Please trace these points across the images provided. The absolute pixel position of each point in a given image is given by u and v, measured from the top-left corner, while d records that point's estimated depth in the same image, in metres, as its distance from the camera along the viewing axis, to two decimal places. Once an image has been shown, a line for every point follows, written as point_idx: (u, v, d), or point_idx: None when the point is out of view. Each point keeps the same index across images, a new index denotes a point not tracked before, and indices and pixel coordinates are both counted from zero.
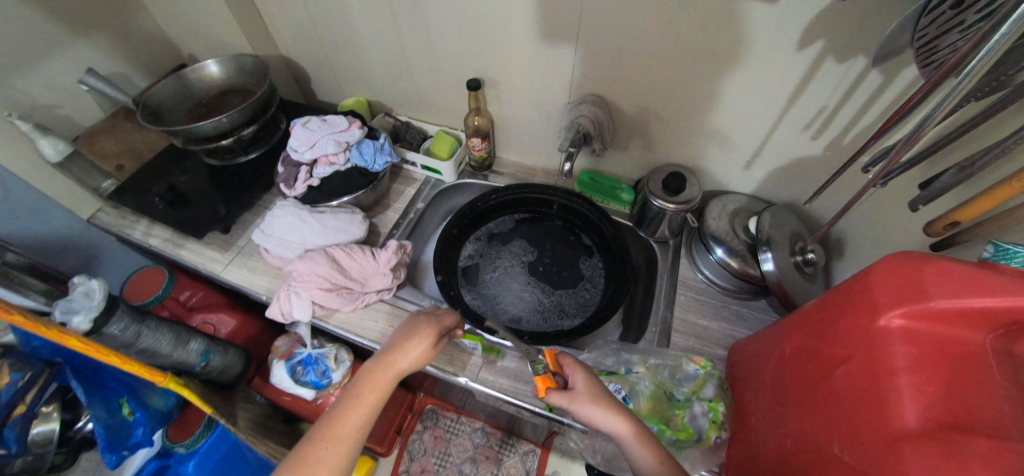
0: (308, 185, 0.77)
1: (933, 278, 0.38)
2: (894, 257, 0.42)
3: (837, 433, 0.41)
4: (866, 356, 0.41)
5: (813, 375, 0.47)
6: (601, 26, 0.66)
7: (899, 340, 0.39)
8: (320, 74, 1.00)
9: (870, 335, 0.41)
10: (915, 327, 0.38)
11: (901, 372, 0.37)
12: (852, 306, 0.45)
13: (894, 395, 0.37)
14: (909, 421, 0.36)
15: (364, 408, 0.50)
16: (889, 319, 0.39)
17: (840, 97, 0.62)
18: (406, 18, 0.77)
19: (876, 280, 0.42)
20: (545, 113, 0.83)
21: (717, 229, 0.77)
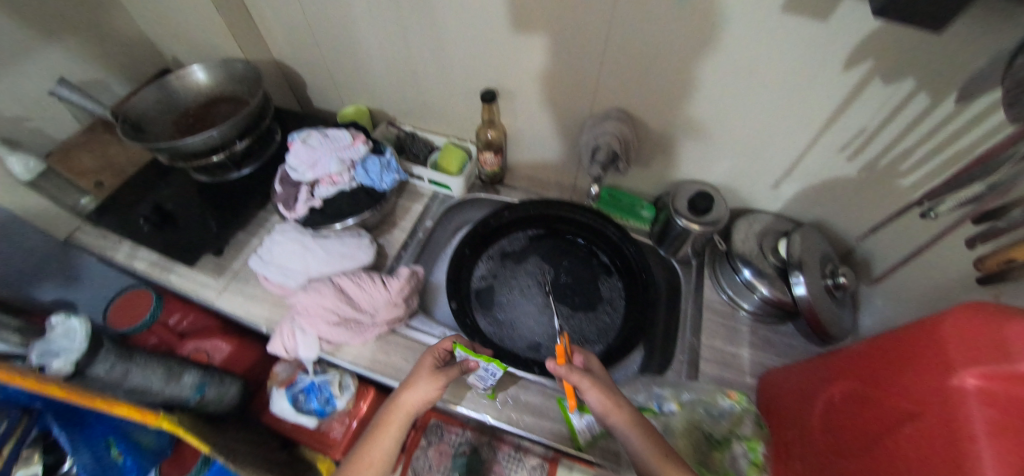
0: (309, 206, 0.71)
1: (1015, 336, 0.34)
2: (977, 307, 0.40)
3: None
4: (940, 415, 0.37)
5: (877, 428, 0.44)
6: (627, 41, 0.62)
7: (975, 401, 0.34)
8: (317, 81, 0.93)
9: (945, 393, 0.37)
10: (993, 388, 0.34)
11: (980, 438, 0.33)
12: (921, 359, 0.42)
13: (970, 462, 0.32)
14: None
15: (383, 446, 0.51)
16: (964, 379, 0.36)
17: (882, 120, 0.58)
18: (415, 27, 0.72)
19: (949, 336, 0.40)
20: (562, 127, 0.78)
21: (745, 250, 0.74)
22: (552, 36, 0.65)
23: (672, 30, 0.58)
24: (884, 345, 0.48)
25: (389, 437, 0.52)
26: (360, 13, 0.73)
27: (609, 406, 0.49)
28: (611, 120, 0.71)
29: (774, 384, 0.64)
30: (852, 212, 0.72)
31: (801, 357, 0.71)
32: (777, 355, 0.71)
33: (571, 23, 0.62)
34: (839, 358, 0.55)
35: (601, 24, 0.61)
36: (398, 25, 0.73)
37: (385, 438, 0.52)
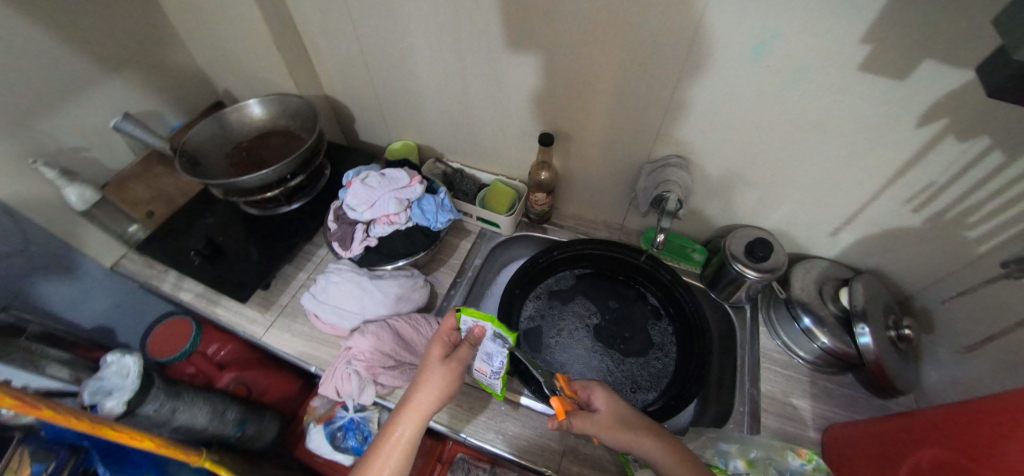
0: (364, 246, 0.71)
1: None
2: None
3: None
4: None
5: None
6: (689, 90, 0.63)
7: None
8: (367, 116, 0.95)
9: None
10: None
11: None
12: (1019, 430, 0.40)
13: None
14: None
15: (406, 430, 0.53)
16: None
17: (953, 174, 0.58)
18: (474, 71, 0.74)
19: None
20: (613, 168, 0.79)
21: (805, 298, 0.72)
22: (612, 84, 0.66)
23: (737, 83, 0.59)
24: (973, 409, 0.47)
25: (413, 425, 0.53)
26: (421, 56, 0.75)
27: (629, 443, 0.52)
28: (669, 166, 0.72)
29: (846, 441, 0.62)
30: (913, 262, 0.71)
31: (865, 411, 0.68)
32: (840, 408, 0.69)
33: (636, 73, 0.64)
34: (920, 418, 0.54)
35: (663, 76, 0.63)
36: (458, 69, 0.75)
37: (408, 426, 0.53)
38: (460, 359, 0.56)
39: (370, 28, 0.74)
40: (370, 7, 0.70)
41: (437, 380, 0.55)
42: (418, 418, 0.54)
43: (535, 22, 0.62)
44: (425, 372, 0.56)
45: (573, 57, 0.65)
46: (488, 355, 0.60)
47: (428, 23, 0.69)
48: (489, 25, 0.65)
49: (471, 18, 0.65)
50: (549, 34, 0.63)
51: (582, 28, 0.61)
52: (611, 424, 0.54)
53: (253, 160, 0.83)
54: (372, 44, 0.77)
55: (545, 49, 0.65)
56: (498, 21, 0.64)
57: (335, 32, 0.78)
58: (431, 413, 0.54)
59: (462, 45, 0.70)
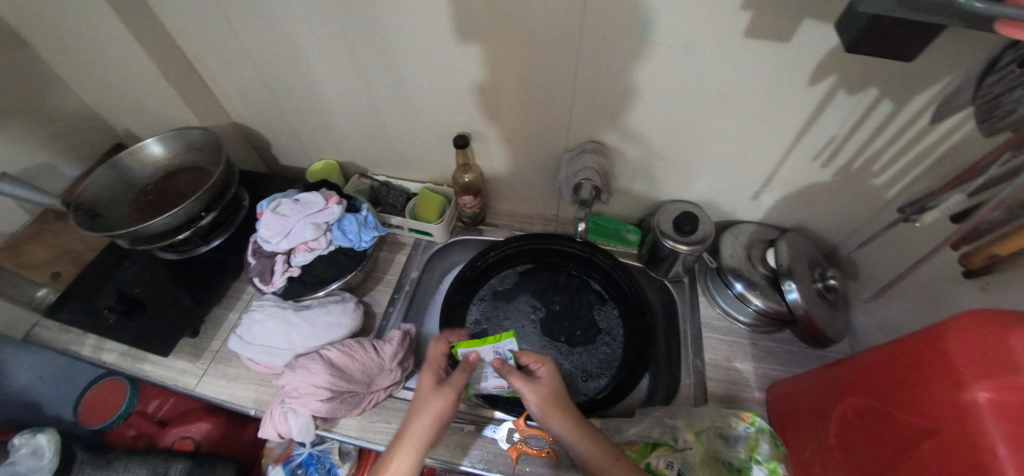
0: (286, 277, 0.68)
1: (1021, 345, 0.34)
2: (968, 314, 0.40)
3: None
4: (957, 432, 0.36)
5: (895, 442, 0.43)
6: (596, 76, 0.62)
7: (992, 417, 0.34)
8: (283, 139, 0.91)
9: (956, 408, 0.37)
10: (1006, 400, 0.34)
11: (1005, 457, 0.32)
12: (928, 371, 0.42)
13: None
14: None
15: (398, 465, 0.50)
16: (975, 391, 0.36)
17: (851, 127, 0.59)
18: (379, 80, 0.71)
19: (951, 346, 0.40)
20: (538, 161, 0.78)
21: (735, 264, 0.73)
22: (519, 78, 0.65)
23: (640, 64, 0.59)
24: (888, 353, 0.48)
25: (408, 456, 0.51)
26: (321, 71, 0.72)
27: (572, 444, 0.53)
28: (590, 152, 0.72)
29: (784, 397, 0.64)
30: (831, 213, 0.73)
31: (804, 364, 0.71)
32: (780, 365, 0.71)
33: (540, 64, 0.62)
34: (844, 368, 0.54)
35: (565, 64, 0.61)
36: (362, 80, 0.71)
37: (403, 459, 0.51)
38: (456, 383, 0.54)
39: (261, 48, 0.70)
40: (254, 26, 0.66)
41: (434, 406, 0.53)
42: (413, 450, 0.51)
43: (428, 24, 0.60)
44: (421, 399, 0.54)
45: (474, 55, 0.63)
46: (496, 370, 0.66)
47: (319, 36, 0.65)
48: (383, 32, 0.62)
49: (360, 26, 0.62)
50: (444, 35, 0.61)
51: (476, 25, 0.58)
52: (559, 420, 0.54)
53: (158, 203, 0.78)
54: (268, 65, 0.73)
55: (445, 50, 0.63)
56: (391, 27, 0.61)
57: (226, 57, 0.73)
58: (429, 444, 0.52)
59: (360, 55, 0.67)
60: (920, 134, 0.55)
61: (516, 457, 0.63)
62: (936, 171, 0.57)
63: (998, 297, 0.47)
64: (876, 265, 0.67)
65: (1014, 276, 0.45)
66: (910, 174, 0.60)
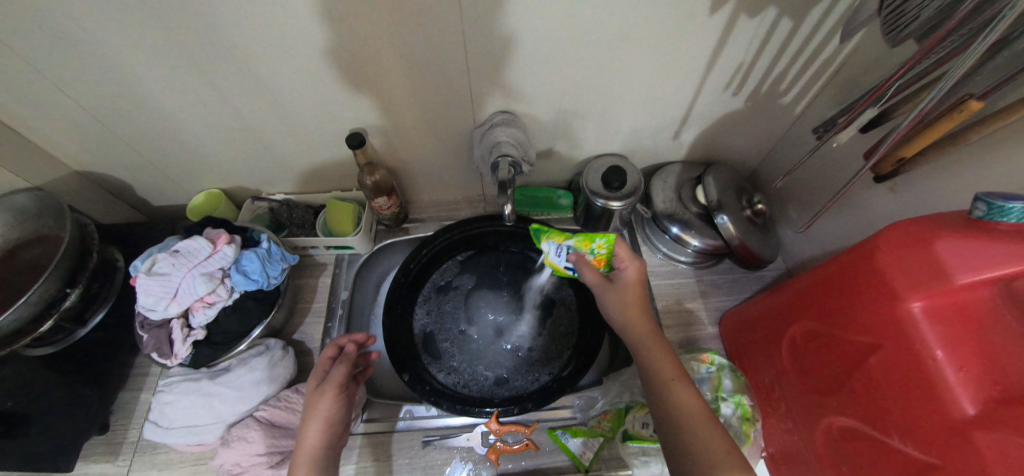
0: (193, 341, 0.59)
1: (941, 250, 0.39)
2: (900, 225, 0.43)
3: (891, 422, 0.43)
4: (896, 343, 0.42)
5: (841, 362, 0.49)
6: (505, 42, 0.54)
7: (925, 323, 0.39)
8: (147, 183, 0.75)
9: (895, 321, 0.41)
10: (933, 305, 0.39)
11: (939, 354, 0.38)
12: (861, 287, 0.45)
13: (943, 386, 0.38)
14: (967, 407, 0.36)
15: (312, 436, 0.48)
16: (910, 302, 0.40)
17: (755, 51, 0.58)
18: (249, 94, 0.59)
19: (885, 259, 0.43)
20: (447, 142, 0.70)
21: (667, 208, 0.72)
22: (419, 71, 0.58)
23: (534, 32, 0.53)
24: (822, 277, 0.51)
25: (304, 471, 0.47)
26: (156, 82, 0.56)
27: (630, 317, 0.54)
28: (503, 126, 0.65)
29: (736, 331, 0.67)
30: (742, 133, 0.73)
31: (746, 287, 0.74)
32: (727, 295, 0.74)
33: (432, 38, 0.53)
34: (785, 294, 0.58)
35: (460, 28, 0.52)
36: (217, 89, 0.58)
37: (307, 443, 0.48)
38: (338, 378, 0.51)
39: (64, 63, 0.52)
40: (29, 32, 0.47)
41: (325, 407, 0.50)
42: (336, 390, 0.51)
43: (280, 24, 0.49)
44: (315, 399, 0.50)
45: (362, 24, 0.50)
46: (557, 251, 0.65)
47: (134, 35, 0.49)
48: (226, 23, 0.48)
49: (184, 10, 0.46)
50: (316, 44, 0.52)
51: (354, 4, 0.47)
52: (634, 292, 0.56)
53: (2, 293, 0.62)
54: (79, 84, 0.55)
55: (312, 35, 0.50)
56: (230, 18, 0.48)
57: (18, 89, 0.55)
58: (330, 447, 0.49)
59: (212, 61, 0.53)
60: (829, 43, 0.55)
61: (496, 459, 0.61)
62: (840, 78, 0.60)
63: (905, 195, 0.55)
64: (799, 190, 0.72)
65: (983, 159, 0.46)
66: (812, 88, 0.63)
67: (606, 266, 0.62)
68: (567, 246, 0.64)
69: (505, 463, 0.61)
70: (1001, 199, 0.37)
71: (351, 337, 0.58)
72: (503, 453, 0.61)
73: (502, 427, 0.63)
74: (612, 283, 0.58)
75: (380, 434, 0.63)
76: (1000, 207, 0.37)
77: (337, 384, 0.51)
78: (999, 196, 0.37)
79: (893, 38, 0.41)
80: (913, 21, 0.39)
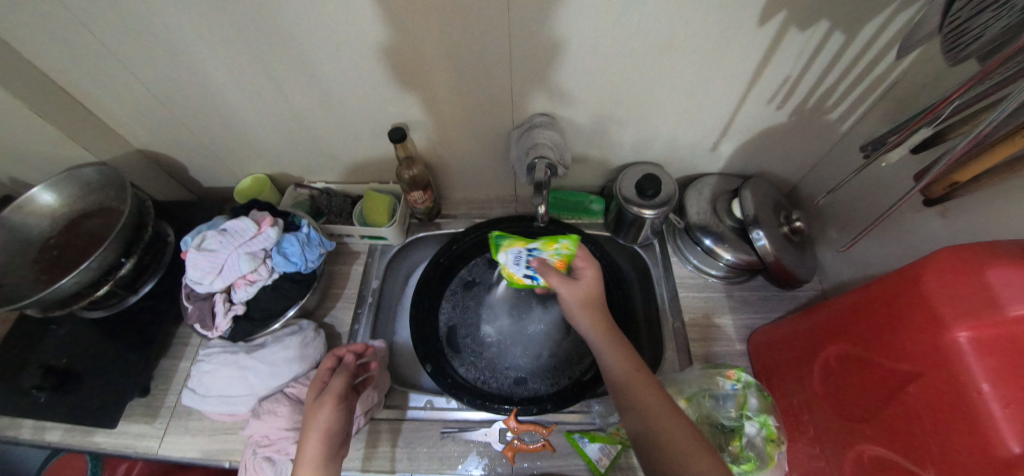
0: (233, 315, 0.62)
1: (994, 279, 0.37)
2: (952, 250, 0.41)
3: (930, 455, 0.41)
4: (940, 373, 0.40)
5: (879, 389, 0.47)
6: (550, 45, 0.55)
7: (973, 355, 0.37)
8: (200, 165, 0.80)
9: (940, 350, 0.40)
10: (982, 336, 0.37)
11: (986, 387, 0.36)
12: (905, 314, 0.44)
13: (988, 421, 0.36)
14: (1013, 446, 0.34)
15: (312, 446, 0.49)
16: (956, 332, 0.38)
17: (803, 65, 0.57)
18: (302, 85, 0.62)
19: (932, 285, 0.41)
20: (484, 142, 0.72)
21: (700, 220, 0.71)
22: (463, 70, 0.59)
23: (579, 36, 0.54)
24: (864, 300, 0.50)
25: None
26: (219, 69, 0.59)
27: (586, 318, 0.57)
28: (540, 129, 0.65)
29: (765, 350, 0.65)
30: (783, 148, 0.71)
31: (778, 306, 0.72)
32: (758, 312, 0.72)
33: (480, 38, 0.54)
34: (822, 316, 0.56)
35: (507, 30, 0.53)
36: (273, 79, 0.61)
37: (308, 452, 0.49)
38: (335, 388, 0.53)
39: (139, 48, 0.56)
40: (115, 18, 0.52)
41: (324, 418, 0.51)
42: (336, 399, 0.52)
43: (339, 19, 0.51)
44: (314, 410, 0.51)
45: (415, 23, 0.52)
46: (515, 258, 0.67)
47: (205, 25, 0.52)
48: (289, 17, 0.51)
49: (252, 3, 0.49)
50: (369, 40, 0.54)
51: (409, 4, 0.49)
52: (593, 295, 0.58)
53: (67, 257, 0.67)
54: (150, 68, 0.59)
55: (366, 32, 0.53)
56: (293, 12, 0.50)
57: (98, 71, 0.60)
58: (330, 458, 0.49)
59: (271, 51, 0.56)
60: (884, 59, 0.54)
61: (512, 457, 0.61)
62: (894, 96, 0.58)
63: (958, 221, 0.53)
64: (841, 210, 0.70)
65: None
66: (862, 105, 0.61)
67: (566, 268, 0.64)
68: (528, 252, 0.65)
69: (520, 462, 0.61)
70: None
71: (348, 349, 0.60)
72: (520, 452, 0.61)
73: (520, 425, 0.63)
74: (578, 283, 0.59)
75: (400, 422, 0.65)
76: None
77: (336, 393, 0.53)
78: None
79: (953, 57, 0.41)
80: (975, 39, 0.39)
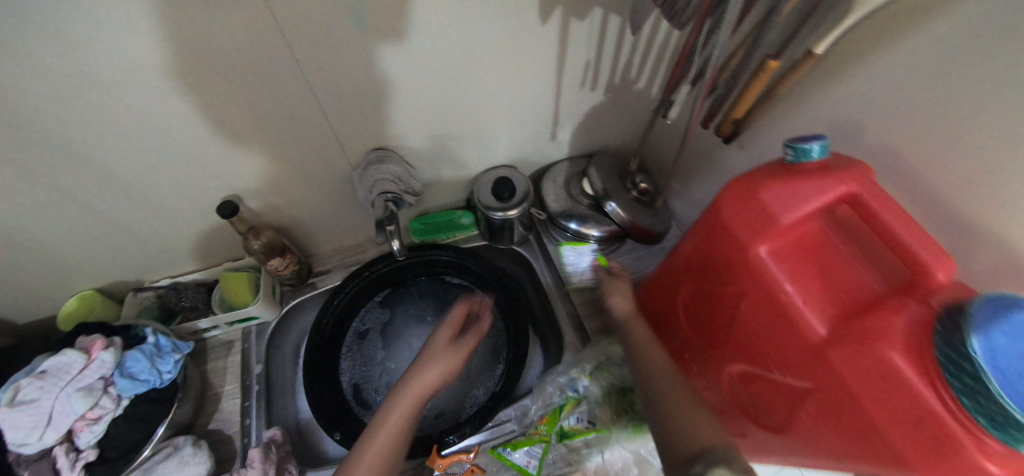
0: (82, 465, 0.53)
1: (769, 198, 0.44)
2: (737, 182, 0.48)
3: (772, 359, 0.47)
4: (756, 287, 0.46)
5: (722, 315, 0.53)
6: (354, 83, 0.54)
7: (774, 264, 0.44)
8: (5, 304, 0.67)
9: (749, 267, 0.46)
10: (775, 246, 0.44)
11: (789, 287, 0.43)
12: (720, 245, 0.50)
13: (798, 315, 0.42)
14: (819, 329, 0.41)
15: (405, 400, 0.53)
16: (757, 248, 0.45)
17: (595, 49, 0.62)
18: (92, 187, 0.55)
19: (729, 216, 0.47)
20: (333, 190, 0.70)
21: (562, 207, 0.75)
22: (274, 128, 0.56)
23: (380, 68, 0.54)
24: (692, 241, 0.55)
25: (404, 412, 0.52)
26: None
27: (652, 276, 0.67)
28: (379, 164, 0.65)
29: (645, 306, 0.70)
30: (613, 122, 0.78)
31: (651, 261, 0.79)
32: (636, 272, 0.78)
33: (277, 94, 0.52)
34: (670, 263, 0.62)
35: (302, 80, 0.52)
36: (54, 191, 0.53)
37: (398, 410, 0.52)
38: (468, 344, 0.60)
39: None
40: None
41: (442, 363, 0.56)
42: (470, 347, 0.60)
43: (101, 110, 0.46)
44: (444, 352, 0.58)
45: (196, 91, 0.48)
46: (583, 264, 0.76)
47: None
48: (35, 119, 0.44)
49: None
50: (148, 124, 0.49)
51: (178, 77, 0.46)
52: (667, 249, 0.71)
53: None
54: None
55: (143, 116, 0.48)
56: (41, 114, 0.44)
57: None
58: (420, 407, 0.53)
59: (31, 162, 0.49)
60: (655, 32, 0.61)
61: None
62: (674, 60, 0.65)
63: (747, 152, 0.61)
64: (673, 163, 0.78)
65: (796, 105, 0.53)
66: (658, 71, 0.68)
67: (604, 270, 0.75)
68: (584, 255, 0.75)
69: None
70: (801, 144, 0.43)
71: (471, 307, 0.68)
72: None
73: (444, 458, 0.62)
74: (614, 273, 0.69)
75: None
76: (802, 150, 0.43)
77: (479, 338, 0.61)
78: (800, 141, 0.44)
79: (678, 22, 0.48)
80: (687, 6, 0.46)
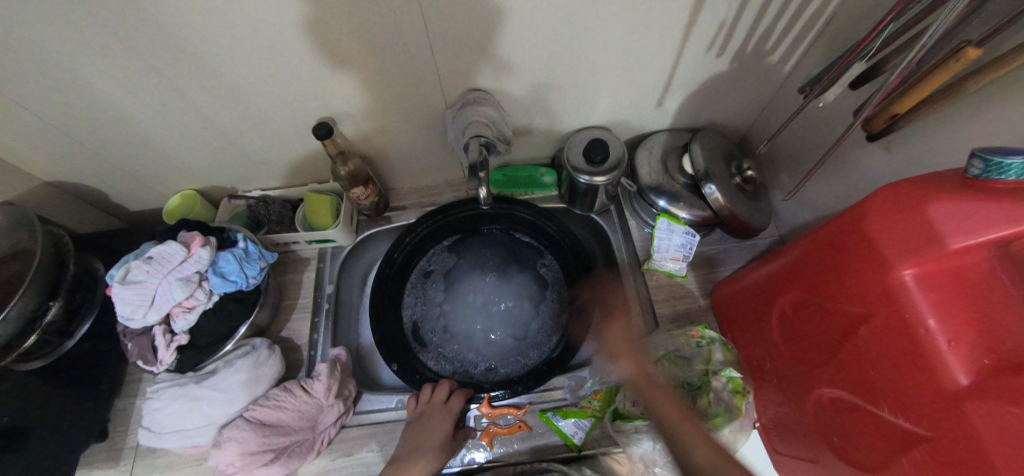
0: (177, 347, 0.59)
1: (934, 213, 0.36)
2: (892, 187, 0.40)
3: (884, 395, 0.41)
4: (889, 313, 0.40)
5: (831, 333, 0.47)
6: (467, 15, 0.50)
7: (919, 292, 0.37)
8: (121, 189, 0.74)
9: (885, 289, 0.39)
10: (926, 272, 0.37)
11: (932, 323, 0.36)
12: (851, 257, 0.43)
13: (935, 356, 0.36)
14: (960, 378, 0.35)
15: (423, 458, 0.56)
16: (901, 271, 0.38)
17: (738, 8, 0.53)
18: (205, 91, 0.56)
19: (874, 227, 0.40)
20: (421, 128, 0.68)
21: (653, 181, 0.70)
22: (378, 55, 0.54)
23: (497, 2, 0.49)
24: (812, 245, 0.49)
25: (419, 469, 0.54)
26: (103, 83, 0.52)
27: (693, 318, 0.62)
28: (473, 108, 0.61)
29: (727, 303, 0.66)
30: (730, 96, 0.69)
31: (738, 256, 0.73)
32: (718, 265, 0.72)
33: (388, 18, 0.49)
34: (774, 264, 0.56)
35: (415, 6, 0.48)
36: (173, 90, 0.55)
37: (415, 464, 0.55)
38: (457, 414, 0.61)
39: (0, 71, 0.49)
40: None
41: (439, 431, 0.58)
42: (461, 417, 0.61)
43: (223, 14, 0.45)
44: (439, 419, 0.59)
45: (310, 6, 0.46)
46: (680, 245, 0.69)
47: (72, 36, 0.45)
48: (164, 14, 0.44)
49: (120, 4, 0.43)
50: (262, 34, 0.48)
51: None
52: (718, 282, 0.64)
53: None
54: (22, 92, 0.51)
55: (258, 25, 0.47)
56: (169, 9, 0.44)
57: None
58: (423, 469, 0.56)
59: (157, 59, 0.50)
60: None
61: (490, 442, 0.61)
62: (831, 31, 0.55)
63: (900, 153, 0.52)
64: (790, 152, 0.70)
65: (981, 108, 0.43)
66: (804, 43, 0.59)
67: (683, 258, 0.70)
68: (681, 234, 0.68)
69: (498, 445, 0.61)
70: (997, 156, 0.34)
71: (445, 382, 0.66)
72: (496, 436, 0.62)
73: (494, 408, 0.64)
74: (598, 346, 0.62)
75: (372, 427, 0.63)
76: (996, 164, 0.34)
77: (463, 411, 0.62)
78: (995, 152, 0.34)
79: None
80: None
